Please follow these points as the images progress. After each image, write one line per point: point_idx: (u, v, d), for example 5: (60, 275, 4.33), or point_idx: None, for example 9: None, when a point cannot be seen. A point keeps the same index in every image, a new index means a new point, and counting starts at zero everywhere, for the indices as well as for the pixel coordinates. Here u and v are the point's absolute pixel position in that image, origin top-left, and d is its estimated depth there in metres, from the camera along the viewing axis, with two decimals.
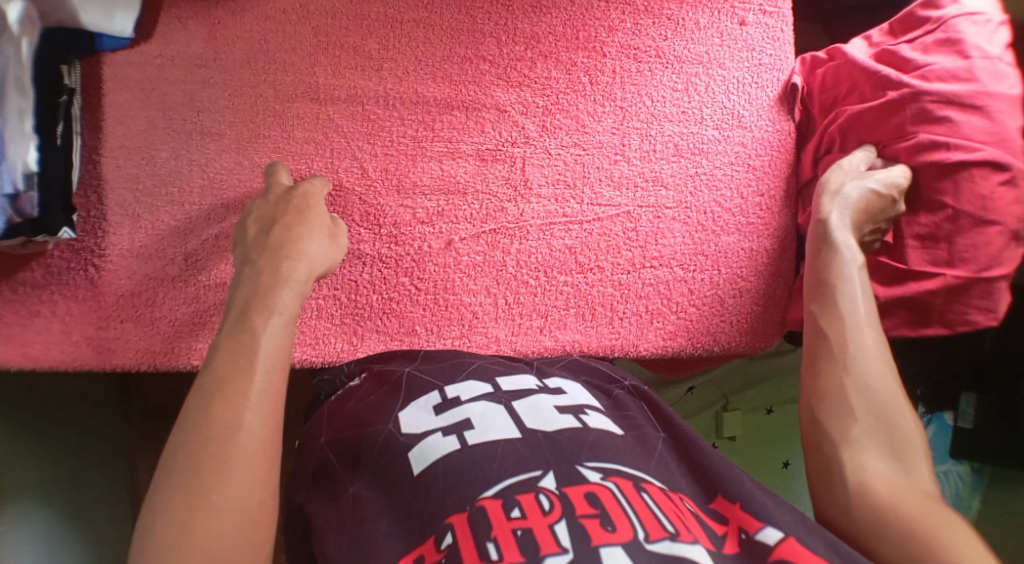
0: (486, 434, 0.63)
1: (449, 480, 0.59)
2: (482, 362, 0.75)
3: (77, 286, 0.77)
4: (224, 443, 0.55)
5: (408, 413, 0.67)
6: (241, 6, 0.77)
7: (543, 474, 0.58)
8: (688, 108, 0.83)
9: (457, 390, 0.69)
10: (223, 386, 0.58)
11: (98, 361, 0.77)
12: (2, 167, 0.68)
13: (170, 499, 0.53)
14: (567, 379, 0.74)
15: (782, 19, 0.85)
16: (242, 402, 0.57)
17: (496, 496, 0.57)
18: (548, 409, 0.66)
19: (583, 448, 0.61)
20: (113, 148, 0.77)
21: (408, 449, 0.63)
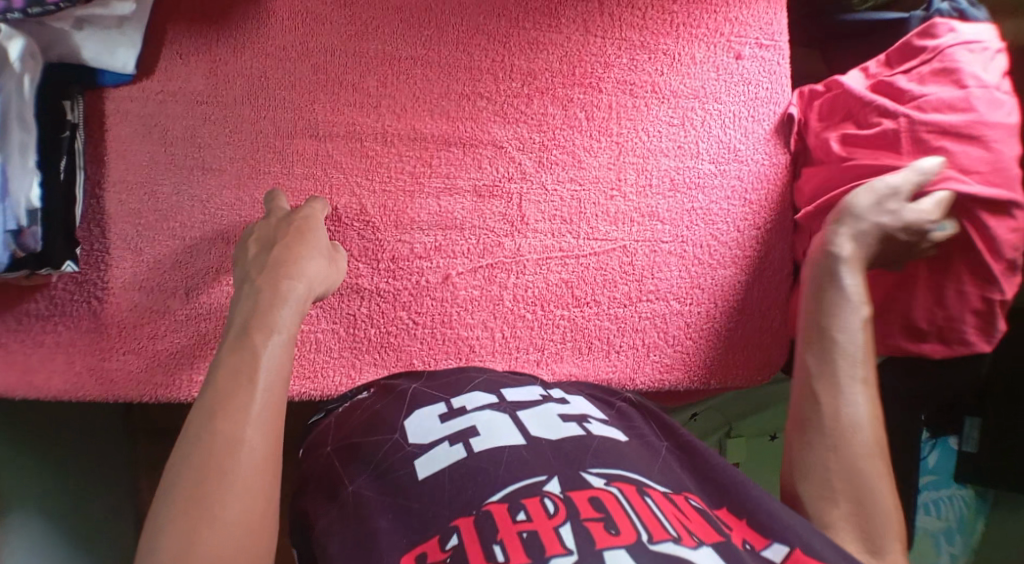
0: (493, 442, 0.64)
1: (454, 488, 0.61)
2: (487, 375, 0.76)
3: (81, 317, 0.79)
4: (228, 461, 0.56)
5: (413, 422, 0.69)
6: (241, 44, 0.78)
7: (548, 479, 0.60)
8: (684, 143, 0.83)
9: (463, 401, 0.70)
10: (225, 405, 0.58)
11: (101, 392, 0.79)
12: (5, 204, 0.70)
13: (173, 514, 0.54)
14: (573, 391, 0.75)
15: (780, 53, 0.85)
16: (245, 420, 0.58)
17: (502, 501, 0.58)
18: (554, 417, 0.68)
19: (588, 454, 0.63)
20: (116, 183, 0.78)
21: (413, 458, 0.65)
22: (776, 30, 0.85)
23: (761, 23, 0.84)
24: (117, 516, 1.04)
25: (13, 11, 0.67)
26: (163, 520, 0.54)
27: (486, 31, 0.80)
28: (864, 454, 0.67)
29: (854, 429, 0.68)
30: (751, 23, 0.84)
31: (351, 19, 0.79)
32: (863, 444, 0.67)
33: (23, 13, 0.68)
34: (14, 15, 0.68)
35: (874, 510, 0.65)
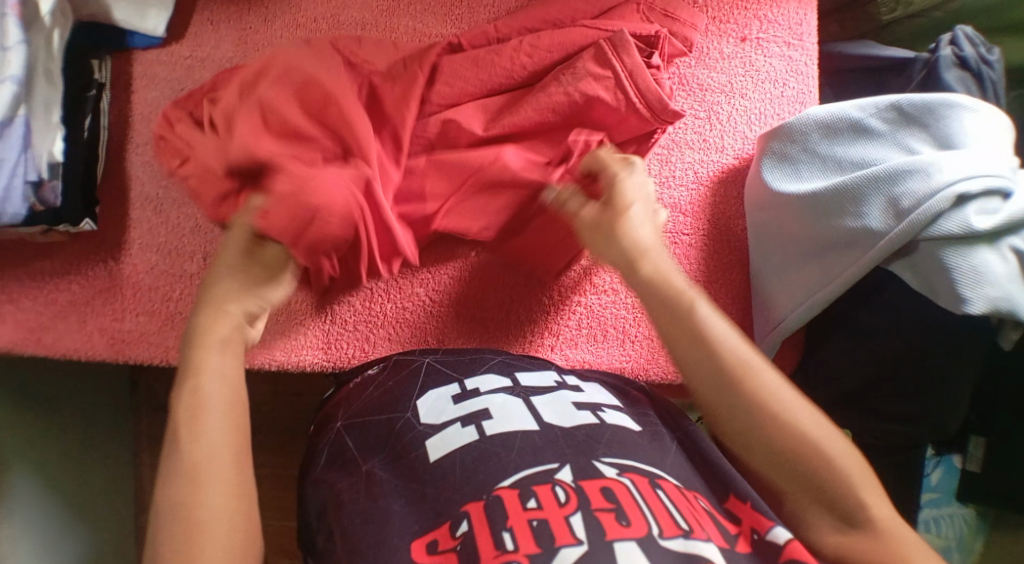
0: (506, 425, 0.64)
1: (465, 471, 0.61)
2: (501, 358, 0.76)
3: (96, 277, 0.79)
4: (197, 459, 0.57)
5: (425, 401, 0.69)
6: (272, 15, 0.81)
7: (560, 467, 0.60)
8: (709, 137, 0.85)
9: (477, 383, 0.70)
10: (199, 407, 0.60)
11: (112, 354, 0.78)
12: (28, 156, 0.70)
13: None
14: (588, 380, 0.75)
15: (808, 54, 0.86)
16: (205, 421, 0.59)
17: (512, 486, 0.58)
18: (568, 404, 0.67)
19: (599, 443, 0.63)
20: (140, 146, 0.80)
21: (425, 438, 0.65)
22: (804, 31, 0.86)
23: (790, 22, 0.86)
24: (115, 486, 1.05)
25: None
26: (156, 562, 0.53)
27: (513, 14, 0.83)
28: (802, 428, 0.60)
29: (784, 413, 0.61)
30: (781, 22, 0.86)
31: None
32: (805, 417, 0.61)
33: None
34: None
35: (839, 491, 0.59)
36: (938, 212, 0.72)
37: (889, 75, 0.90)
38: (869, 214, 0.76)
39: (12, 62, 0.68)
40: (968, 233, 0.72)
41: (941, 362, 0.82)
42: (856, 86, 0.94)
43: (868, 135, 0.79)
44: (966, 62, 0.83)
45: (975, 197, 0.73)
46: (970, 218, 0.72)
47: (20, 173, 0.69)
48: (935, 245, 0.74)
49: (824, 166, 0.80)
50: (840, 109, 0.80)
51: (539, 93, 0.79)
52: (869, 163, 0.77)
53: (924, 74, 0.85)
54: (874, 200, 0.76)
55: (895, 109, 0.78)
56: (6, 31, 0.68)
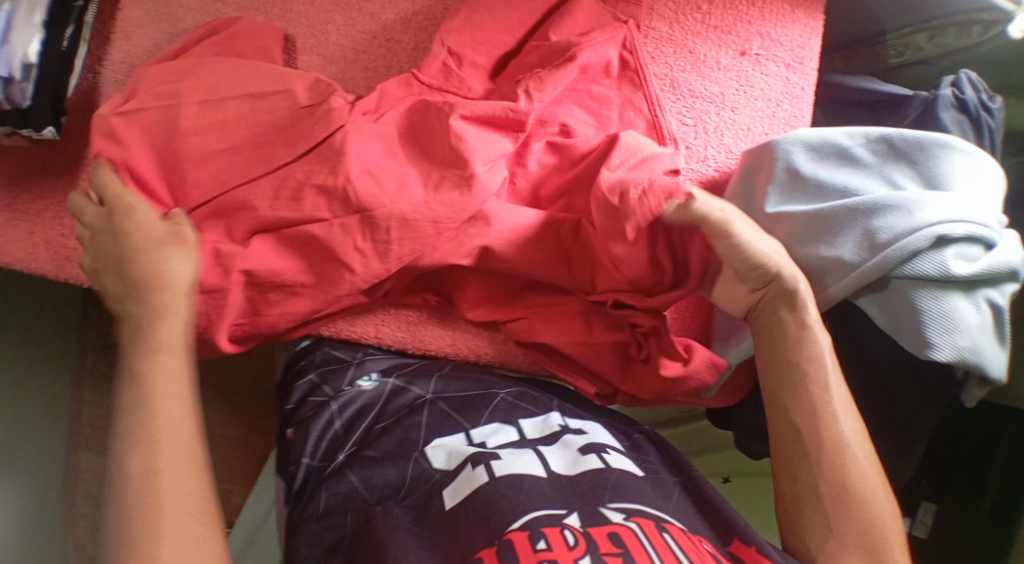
0: (512, 468, 0.64)
1: (477, 513, 0.60)
2: (507, 395, 0.76)
3: (57, 190, 0.78)
4: (162, 427, 0.58)
5: (434, 446, 0.69)
6: None
7: (568, 513, 0.59)
8: (693, 145, 0.82)
9: (483, 435, 0.70)
10: (156, 351, 0.61)
11: (53, 269, 0.76)
12: (1, 51, 0.73)
13: (122, 557, 0.53)
14: (588, 419, 0.75)
15: (805, 79, 0.84)
16: (166, 381, 0.60)
17: (521, 528, 0.57)
18: (571, 452, 0.68)
19: (605, 488, 0.63)
20: (115, 63, 0.77)
21: (441, 488, 0.64)
22: (805, 55, 0.84)
23: (792, 45, 0.84)
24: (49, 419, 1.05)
25: None
26: (118, 524, 0.54)
27: None
28: (851, 462, 0.65)
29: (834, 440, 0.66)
30: (783, 42, 0.84)
31: None
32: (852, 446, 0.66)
33: None
34: None
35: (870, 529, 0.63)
36: (914, 251, 0.71)
37: (883, 111, 0.88)
38: (843, 245, 0.75)
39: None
40: (944, 275, 0.71)
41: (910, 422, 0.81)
42: (851, 116, 0.93)
43: (854, 164, 0.79)
44: (966, 105, 0.82)
45: (955, 241, 0.72)
46: (948, 262, 0.71)
47: None
48: (907, 284, 0.73)
49: (805, 192, 0.78)
50: (829, 134, 0.79)
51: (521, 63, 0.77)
52: (851, 192, 0.77)
53: (921, 111, 0.83)
54: (850, 232, 0.75)
55: (885, 142, 0.78)
56: None
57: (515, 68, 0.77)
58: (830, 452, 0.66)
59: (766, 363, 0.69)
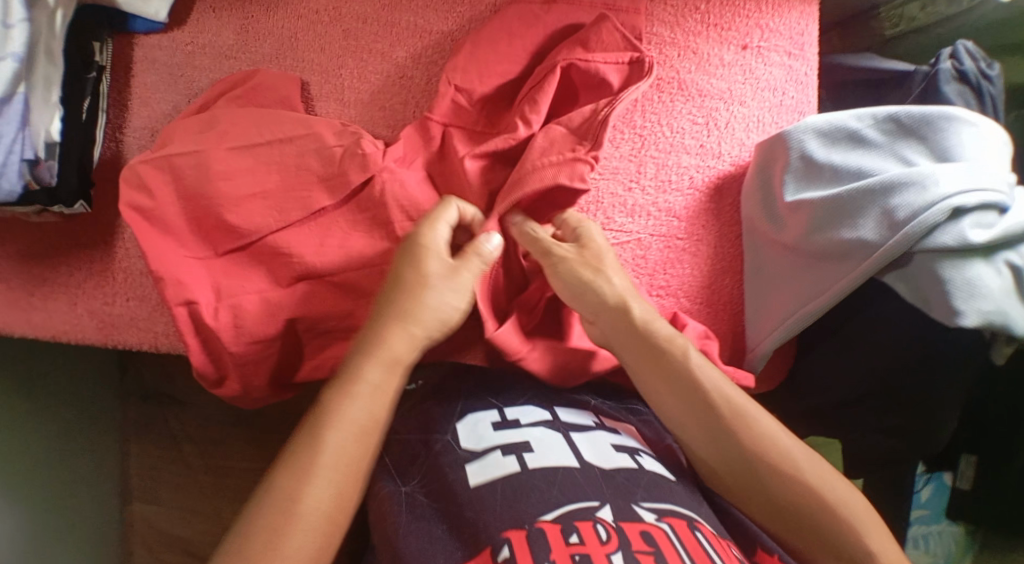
0: (546, 460, 0.64)
1: (507, 499, 0.61)
2: (540, 388, 0.75)
3: (91, 261, 0.79)
4: (337, 423, 0.61)
5: (465, 424, 0.69)
6: (275, 3, 0.80)
7: (600, 505, 0.61)
8: (706, 142, 0.84)
9: (517, 413, 0.70)
10: (385, 359, 0.64)
11: (100, 336, 0.79)
12: (24, 133, 0.73)
13: (245, 543, 0.56)
14: (632, 433, 0.72)
15: (808, 65, 0.86)
16: (359, 387, 0.63)
17: (555, 521, 0.59)
18: (605, 445, 0.67)
19: (638, 487, 0.64)
20: (136, 129, 0.80)
21: (465, 462, 0.65)
22: (805, 41, 0.87)
23: (792, 32, 0.86)
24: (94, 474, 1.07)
25: None
26: (263, 500, 0.58)
27: None
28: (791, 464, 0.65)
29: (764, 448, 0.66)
30: (782, 32, 0.86)
31: None
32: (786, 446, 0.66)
33: None
34: None
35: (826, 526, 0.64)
36: (932, 224, 0.72)
37: (886, 90, 0.91)
38: (863, 227, 0.75)
39: (13, 39, 0.72)
40: (964, 245, 0.72)
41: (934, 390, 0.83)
42: (855, 98, 0.95)
43: (865, 145, 0.80)
44: (966, 76, 0.84)
45: (969, 210, 0.73)
46: (966, 231, 0.73)
47: (15, 149, 0.72)
48: (928, 258, 0.74)
49: (820, 179, 0.79)
50: (837, 119, 0.81)
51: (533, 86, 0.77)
52: (866, 173, 0.77)
53: (923, 87, 0.86)
54: (868, 213, 0.75)
55: (893, 121, 0.80)
56: (9, 9, 0.72)
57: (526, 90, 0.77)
58: (754, 462, 0.65)
59: (673, 403, 0.68)
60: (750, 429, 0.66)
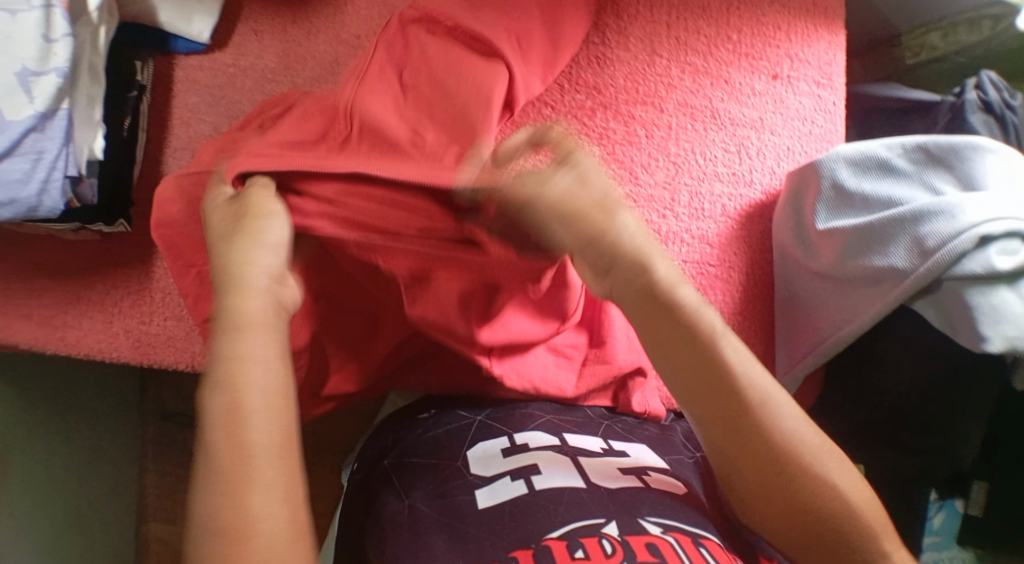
0: (553, 479, 0.65)
1: (516, 519, 0.62)
2: (551, 415, 0.77)
3: (129, 280, 0.79)
4: (237, 386, 0.56)
5: (476, 452, 0.71)
6: (317, 28, 0.81)
7: (606, 521, 0.61)
8: (738, 170, 0.86)
9: (525, 438, 0.72)
10: (242, 320, 0.58)
11: (136, 355, 0.79)
12: (68, 149, 0.71)
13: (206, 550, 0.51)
14: (632, 442, 0.75)
15: (836, 94, 0.88)
16: (251, 353, 0.57)
17: (561, 537, 0.59)
18: (611, 467, 0.68)
19: (644, 502, 0.63)
20: (177, 149, 0.81)
21: (475, 487, 0.66)
22: (833, 71, 0.88)
23: (821, 62, 0.88)
24: (116, 491, 1.07)
25: None
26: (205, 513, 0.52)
27: None
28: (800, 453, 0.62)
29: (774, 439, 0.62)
30: (811, 61, 0.88)
31: None
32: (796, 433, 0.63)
33: None
34: None
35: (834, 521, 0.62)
36: (961, 252, 0.71)
37: (913, 116, 0.92)
38: (894, 254, 0.75)
39: (57, 54, 0.70)
40: (991, 273, 0.71)
41: (948, 412, 0.84)
42: (880, 126, 0.97)
43: (895, 174, 0.80)
44: (991, 106, 0.86)
45: (997, 238, 0.72)
46: (993, 258, 0.71)
47: (59, 167, 0.70)
48: (958, 285, 0.73)
49: (853, 206, 0.80)
50: (868, 148, 0.81)
51: (575, 116, 0.82)
52: (896, 203, 0.77)
53: (950, 116, 0.87)
54: (899, 240, 0.75)
55: (923, 150, 0.79)
56: (54, 24, 0.70)
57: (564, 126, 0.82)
58: (782, 461, 0.62)
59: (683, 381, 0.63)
60: (777, 426, 0.62)
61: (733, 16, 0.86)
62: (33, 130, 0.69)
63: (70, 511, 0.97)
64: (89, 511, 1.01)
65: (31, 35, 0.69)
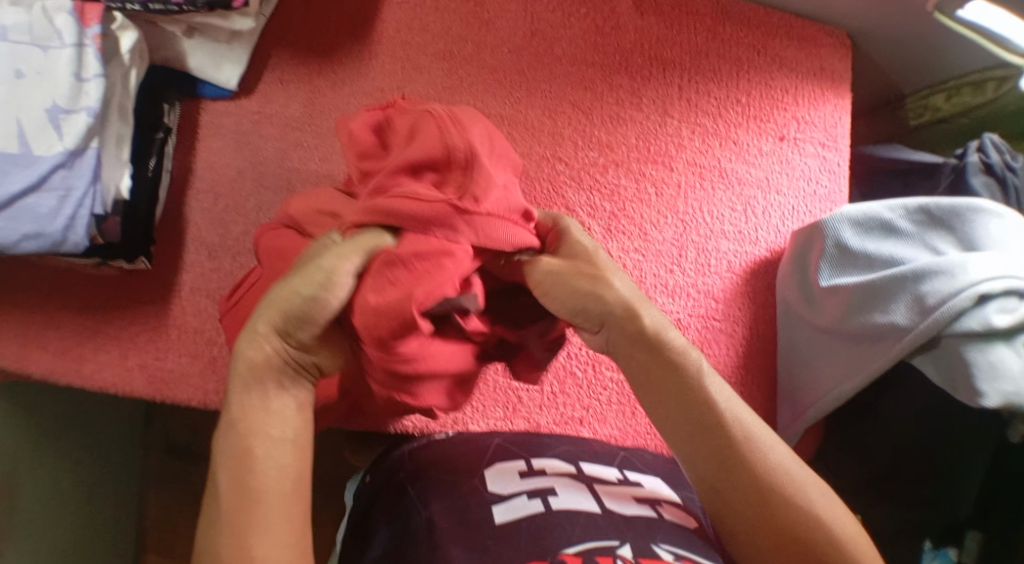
0: (569, 502, 0.66)
1: (533, 535, 0.62)
2: (568, 447, 0.78)
3: (147, 318, 0.81)
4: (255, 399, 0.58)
5: (493, 471, 0.72)
6: (341, 80, 0.86)
7: (620, 544, 0.60)
8: (745, 229, 0.89)
9: (542, 464, 0.73)
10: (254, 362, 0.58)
11: (149, 391, 0.80)
12: (96, 187, 0.72)
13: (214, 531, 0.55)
14: (645, 474, 0.75)
15: (840, 155, 0.92)
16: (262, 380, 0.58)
17: (577, 555, 0.59)
18: (628, 497, 0.68)
19: (659, 532, 0.64)
20: (199, 192, 0.83)
21: (491, 503, 0.67)
22: (838, 133, 0.92)
23: (826, 125, 0.92)
24: (115, 523, 1.08)
25: (133, 5, 0.75)
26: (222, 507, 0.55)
27: (572, 100, 0.88)
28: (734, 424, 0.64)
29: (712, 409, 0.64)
30: (817, 123, 0.92)
31: (447, 73, 0.87)
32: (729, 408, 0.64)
33: (141, 9, 0.75)
34: (133, 8, 0.75)
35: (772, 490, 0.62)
36: (960, 310, 0.72)
37: (917, 178, 0.95)
38: (895, 310, 0.77)
39: (88, 94, 0.72)
40: (989, 331, 0.72)
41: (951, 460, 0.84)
42: (886, 186, 1.00)
43: (897, 234, 0.81)
44: (992, 168, 0.88)
45: (995, 296, 0.72)
46: (991, 316, 0.72)
47: (86, 204, 0.71)
48: (957, 341, 0.74)
49: (855, 264, 0.82)
50: (872, 208, 0.83)
51: (593, 172, 0.87)
52: (898, 261, 0.79)
53: (953, 178, 0.90)
54: (900, 297, 0.77)
55: (924, 212, 0.81)
56: (86, 64, 0.72)
57: (576, 187, 0.86)
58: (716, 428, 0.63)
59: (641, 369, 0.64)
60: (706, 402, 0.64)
61: (743, 79, 0.91)
62: (62, 166, 0.71)
63: (68, 534, 0.97)
64: (88, 538, 1.01)
65: (64, 74, 0.71)
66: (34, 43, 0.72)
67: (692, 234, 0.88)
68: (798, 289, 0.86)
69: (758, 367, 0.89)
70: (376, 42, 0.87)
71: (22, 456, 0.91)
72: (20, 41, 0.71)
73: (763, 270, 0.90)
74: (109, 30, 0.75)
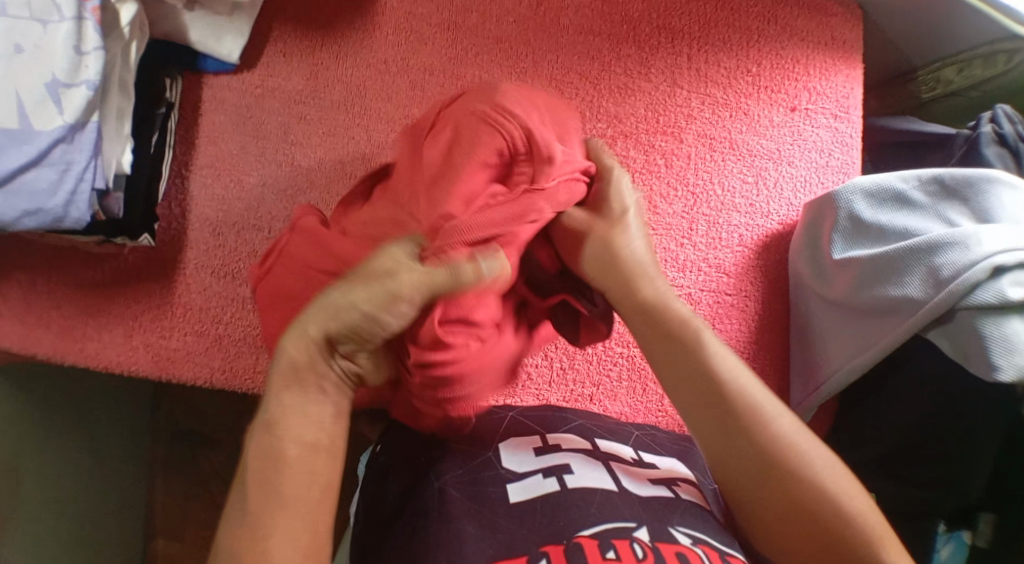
0: (585, 480, 0.65)
1: (549, 515, 0.62)
2: (584, 420, 0.77)
3: (151, 296, 0.80)
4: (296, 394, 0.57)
5: (507, 446, 0.71)
6: (344, 51, 0.85)
7: (637, 527, 0.60)
8: (756, 201, 0.88)
9: (558, 438, 0.72)
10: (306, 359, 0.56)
11: (154, 369, 0.79)
12: (97, 162, 0.71)
13: (234, 531, 0.54)
14: (661, 454, 0.74)
15: (852, 127, 0.90)
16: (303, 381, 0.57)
17: (593, 536, 0.59)
18: (643, 476, 0.68)
19: (674, 513, 0.63)
20: (202, 167, 0.82)
21: (506, 482, 0.67)
22: (850, 105, 0.90)
23: (838, 95, 0.90)
24: (122, 508, 1.07)
25: None
26: (241, 507, 0.54)
27: (580, 72, 0.87)
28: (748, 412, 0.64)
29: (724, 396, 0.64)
30: (828, 94, 0.90)
31: (452, 44, 0.86)
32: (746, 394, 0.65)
33: None
34: None
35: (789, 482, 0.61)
36: (974, 282, 0.71)
37: (929, 151, 0.94)
38: (909, 284, 0.75)
39: (88, 67, 0.70)
40: (1004, 303, 0.71)
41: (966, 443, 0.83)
42: (896, 160, 0.99)
43: (910, 206, 0.80)
44: (1006, 139, 0.87)
45: (1010, 269, 0.71)
46: (1006, 289, 0.71)
47: (87, 178, 0.70)
48: (972, 314, 0.72)
49: (868, 237, 0.80)
50: (885, 180, 0.82)
51: (601, 145, 0.86)
52: (912, 233, 0.77)
53: (965, 149, 0.89)
54: (914, 271, 0.75)
55: (937, 183, 0.79)
56: (86, 37, 0.70)
57: None
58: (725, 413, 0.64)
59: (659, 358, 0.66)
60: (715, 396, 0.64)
61: (753, 49, 0.90)
62: (62, 141, 0.69)
63: (75, 519, 0.97)
64: (95, 523, 1.01)
65: (63, 48, 0.69)
66: (33, 18, 0.70)
67: (703, 206, 0.87)
68: (810, 260, 0.85)
69: (769, 344, 0.88)
70: (379, 12, 0.86)
71: (29, 439, 0.90)
72: (20, 16, 0.69)
73: (774, 243, 0.88)
74: (108, 2, 0.73)
